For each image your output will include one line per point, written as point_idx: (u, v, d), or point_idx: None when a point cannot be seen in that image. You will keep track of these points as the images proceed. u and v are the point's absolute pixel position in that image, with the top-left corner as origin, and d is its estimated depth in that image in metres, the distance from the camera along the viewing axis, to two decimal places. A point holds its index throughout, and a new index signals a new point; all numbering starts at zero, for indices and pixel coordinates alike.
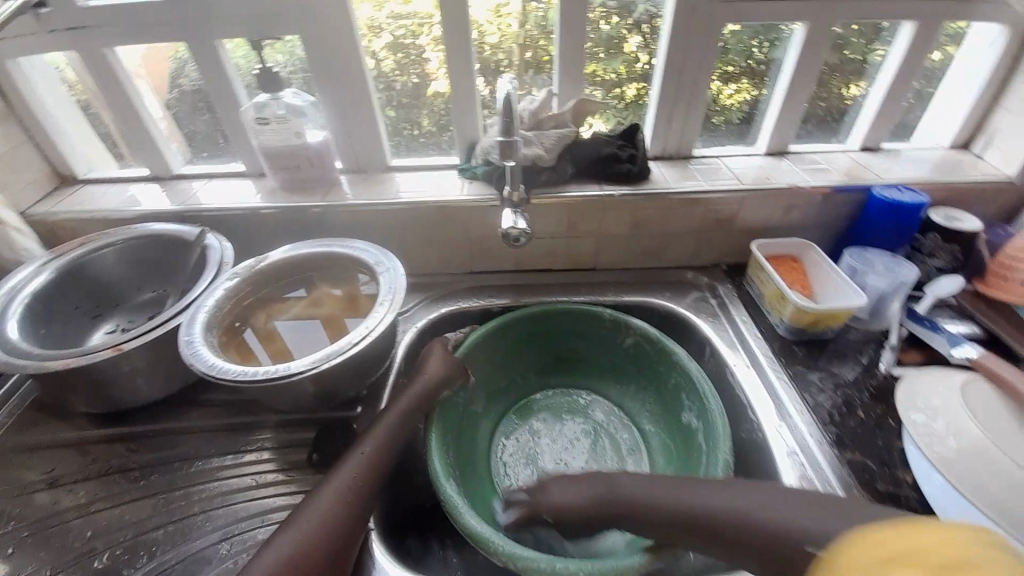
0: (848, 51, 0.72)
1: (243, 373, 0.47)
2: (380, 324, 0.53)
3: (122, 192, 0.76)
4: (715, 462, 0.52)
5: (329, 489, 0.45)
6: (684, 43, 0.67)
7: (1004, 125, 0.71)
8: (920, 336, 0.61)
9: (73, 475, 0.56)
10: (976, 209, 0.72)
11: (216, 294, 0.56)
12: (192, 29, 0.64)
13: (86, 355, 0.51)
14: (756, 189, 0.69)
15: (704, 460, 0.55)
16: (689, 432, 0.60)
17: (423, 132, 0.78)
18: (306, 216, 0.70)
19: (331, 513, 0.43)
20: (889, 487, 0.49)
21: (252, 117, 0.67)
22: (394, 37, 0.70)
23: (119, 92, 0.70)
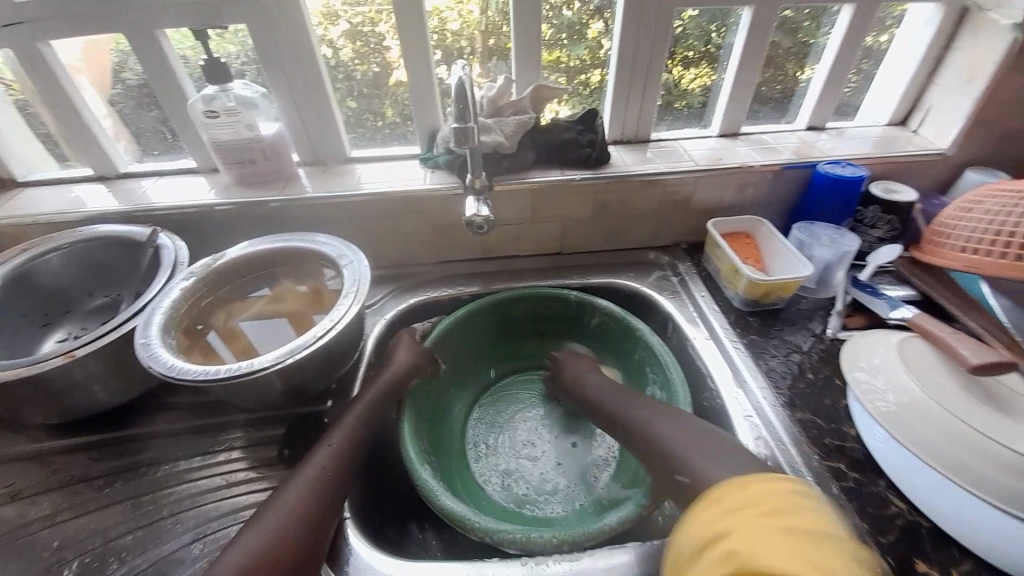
0: (800, 35, 0.74)
1: (204, 373, 0.46)
2: (345, 316, 0.53)
3: (66, 194, 0.72)
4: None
5: (304, 480, 0.45)
6: (641, 27, 0.68)
7: (938, 101, 0.76)
8: (864, 302, 0.65)
9: (34, 487, 0.54)
10: (913, 181, 0.77)
11: (172, 295, 0.55)
12: (132, 20, 0.61)
13: (36, 363, 0.49)
14: (710, 170, 0.71)
15: None
16: None
17: (386, 122, 0.77)
18: (266, 211, 0.69)
19: (307, 501, 0.44)
20: (835, 441, 0.53)
21: (202, 111, 0.65)
22: (352, 25, 0.68)
23: (57, 89, 0.66)
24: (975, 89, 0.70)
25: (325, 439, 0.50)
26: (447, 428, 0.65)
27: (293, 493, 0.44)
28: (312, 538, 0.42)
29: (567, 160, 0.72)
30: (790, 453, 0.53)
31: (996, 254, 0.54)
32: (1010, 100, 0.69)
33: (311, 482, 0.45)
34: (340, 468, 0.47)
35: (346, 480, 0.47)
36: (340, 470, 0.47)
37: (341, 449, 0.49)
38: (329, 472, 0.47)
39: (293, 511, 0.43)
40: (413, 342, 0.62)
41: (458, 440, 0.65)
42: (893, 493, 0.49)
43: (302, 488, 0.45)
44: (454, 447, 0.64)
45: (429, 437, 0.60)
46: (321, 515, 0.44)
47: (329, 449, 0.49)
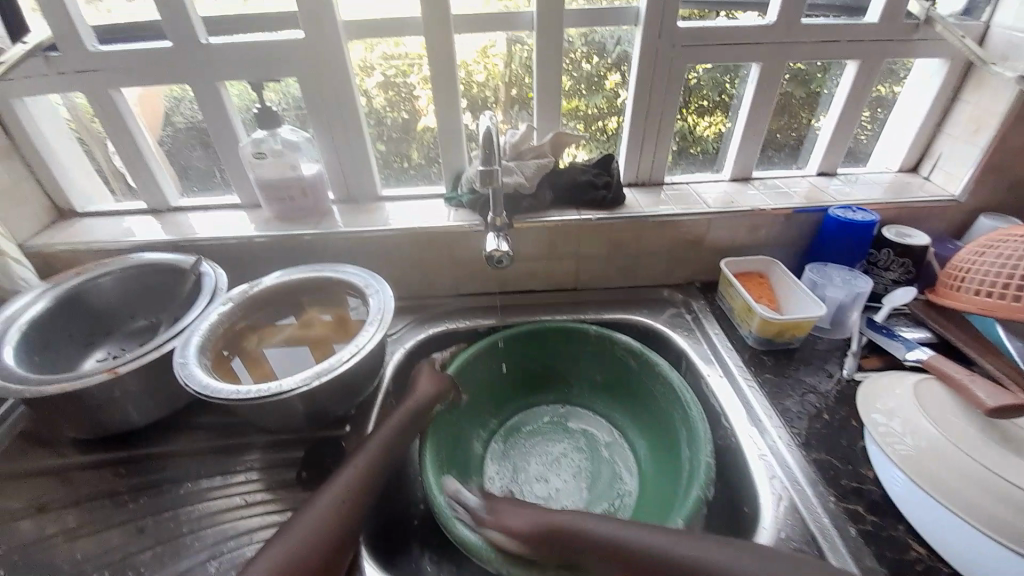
0: (813, 86, 0.79)
1: (234, 393, 0.49)
2: (370, 341, 0.56)
3: (119, 224, 0.79)
4: (698, 468, 0.55)
5: (316, 511, 0.46)
6: (654, 81, 0.73)
7: (946, 150, 0.78)
8: (880, 344, 0.65)
9: (60, 501, 0.57)
10: (927, 226, 0.78)
11: (209, 319, 0.58)
12: (198, 74, 0.69)
13: (80, 378, 0.52)
14: (722, 212, 0.74)
15: (688, 459, 0.58)
16: (674, 441, 0.62)
17: (412, 164, 0.83)
18: (299, 242, 0.74)
19: (316, 534, 0.44)
20: (853, 482, 0.52)
21: (251, 152, 0.72)
22: (386, 76, 0.75)
23: (121, 131, 0.74)
24: (983, 139, 0.72)
25: (347, 464, 0.51)
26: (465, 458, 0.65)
27: (311, 519, 0.45)
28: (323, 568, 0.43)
29: (583, 202, 0.75)
30: (807, 494, 0.52)
31: (1010, 297, 0.54)
32: (1019, 151, 0.71)
33: (321, 515, 0.46)
34: (356, 495, 0.48)
35: (357, 512, 0.47)
36: (354, 500, 0.48)
37: (354, 479, 0.49)
38: (347, 498, 0.48)
39: (308, 535, 0.44)
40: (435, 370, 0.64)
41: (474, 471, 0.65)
42: (913, 539, 0.47)
43: (311, 523, 0.45)
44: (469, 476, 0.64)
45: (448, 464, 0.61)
46: (335, 543, 0.45)
47: (348, 476, 0.50)
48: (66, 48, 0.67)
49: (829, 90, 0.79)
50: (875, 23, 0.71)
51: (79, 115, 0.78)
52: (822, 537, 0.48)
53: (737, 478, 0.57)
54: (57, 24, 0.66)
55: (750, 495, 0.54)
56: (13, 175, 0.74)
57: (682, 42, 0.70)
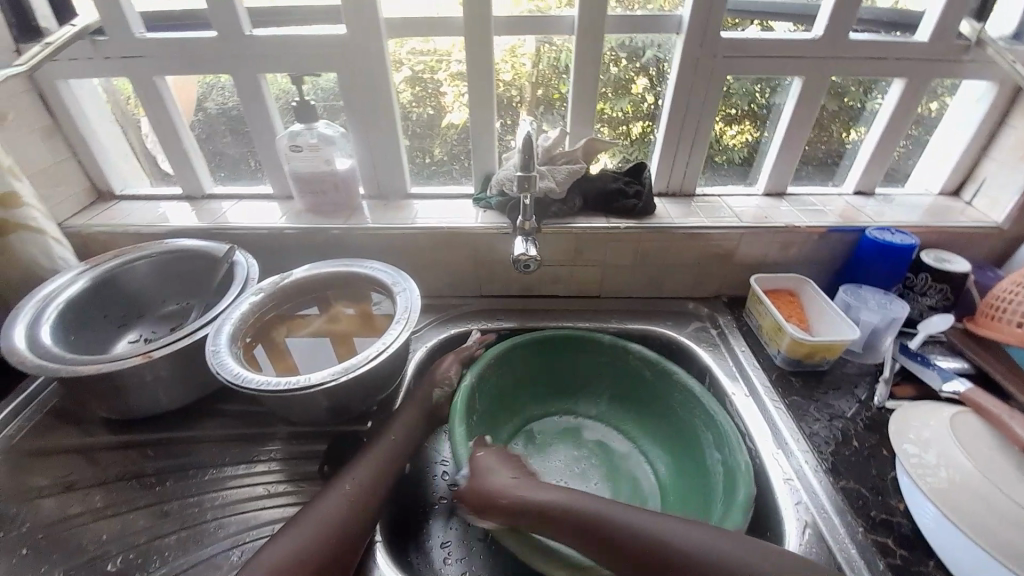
0: (847, 99, 0.77)
1: (264, 383, 0.50)
2: (397, 340, 0.56)
3: (155, 209, 0.81)
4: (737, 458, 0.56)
5: (325, 508, 0.47)
6: (691, 90, 0.72)
7: (991, 175, 0.76)
8: (914, 371, 0.63)
9: (89, 480, 0.58)
10: (966, 252, 0.75)
11: (240, 309, 0.59)
12: (239, 65, 0.70)
13: (116, 360, 0.53)
14: (754, 227, 0.73)
15: (718, 456, 0.59)
16: (696, 443, 0.63)
17: (434, 160, 0.83)
18: (327, 236, 0.74)
19: (323, 530, 0.45)
20: (881, 514, 0.51)
21: (287, 145, 0.73)
22: (414, 71, 0.74)
23: (160, 117, 0.75)
24: None
25: (358, 462, 0.52)
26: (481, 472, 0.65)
27: (319, 514, 0.46)
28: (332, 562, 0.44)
29: (612, 209, 0.75)
30: (833, 523, 0.51)
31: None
32: None
33: (329, 513, 0.46)
34: (365, 494, 0.49)
35: (364, 511, 0.48)
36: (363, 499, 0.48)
37: (364, 479, 0.50)
38: (356, 496, 0.48)
39: (317, 524, 0.45)
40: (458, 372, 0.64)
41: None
42: None
43: (319, 519, 0.46)
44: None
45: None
46: (345, 536, 0.45)
47: (359, 471, 0.51)
48: (113, 33, 0.69)
49: (877, 104, 0.76)
50: (923, 42, 0.69)
51: (117, 95, 0.78)
52: (850, 570, 0.47)
53: (760, 501, 0.56)
54: (106, 10, 0.67)
55: (774, 520, 0.53)
56: (56, 155, 0.76)
57: (722, 53, 0.69)
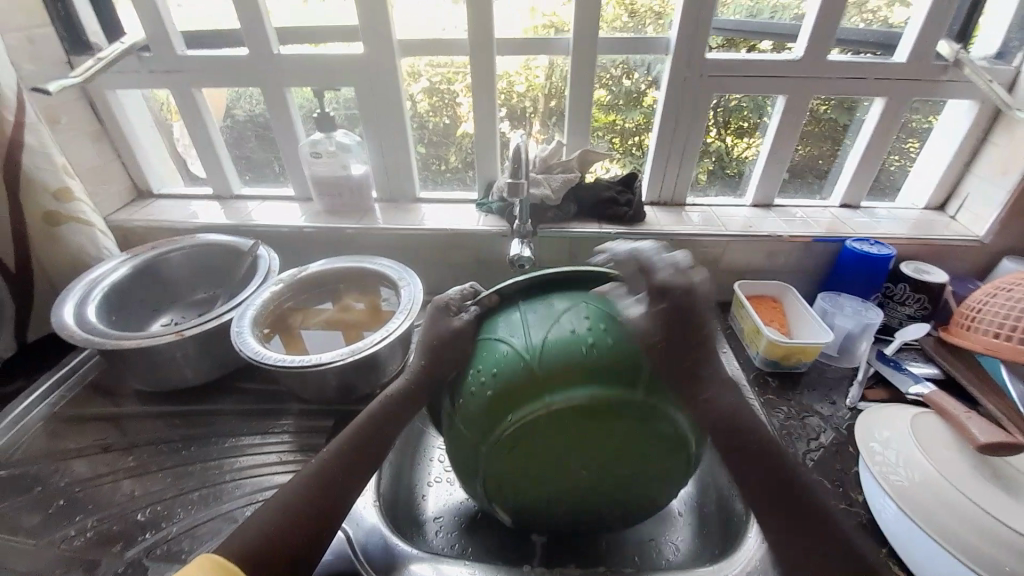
0: (860, 114, 0.80)
1: (280, 361, 0.56)
2: (399, 328, 0.61)
3: (187, 207, 0.88)
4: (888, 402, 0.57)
5: (280, 492, 0.44)
6: (680, 107, 0.77)
7: (973, 190, 0.78)
8: (886, 374, 0.67)
9: (122, 443, 0.65)
10: (948, 264, 0.78)
11: (261, 297, 0.66)
12: (267, 79, 0.78)
13: (151, 337, 0.60)
14: (739, 236, 0.77)
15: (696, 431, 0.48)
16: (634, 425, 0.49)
17: (449, 167, 0.89)
18: (342, 235, 0.81)
19: (276, 513, 0.43)
20: (841, 505, 0.55)
21: (307, 151, 0.80)
22: (432, 83, 0.81)
23: (195, 122, 0.83)
24: (1011, 181, 0.72)
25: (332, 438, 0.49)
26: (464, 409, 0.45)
27: (275, 498, 0.44)
28: (295, 542, 0.42)
29: (605, 216, 0.80)
30: None
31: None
32: None
33: (288, 498, 0.44)
34: (322, 478, 0.45)
35: (322, 494, 0.45)
36: (321, 483, 0.45)
37: (326, 462, 0.47)
38: (314, 478, 0.45)
39: (273, 512, 0.43)
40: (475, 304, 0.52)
41: (484, 418, 0.42)
42: (895, 564, 0.50)
43: (277, 502, 0.44)
44: (509, 400, 0.41)
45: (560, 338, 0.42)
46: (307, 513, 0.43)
47: (332, 447, 0.48)
48: (157, 49, 0.77)
49: (862, 110, 0.79)
50: (902, 63, 0.73)
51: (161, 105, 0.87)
52: None
53: (729, 489, 0.60)
54: (153, 30, 0.76)
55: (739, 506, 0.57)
56: (103, 157, 0.84)
57: (709, 73, 0.74)
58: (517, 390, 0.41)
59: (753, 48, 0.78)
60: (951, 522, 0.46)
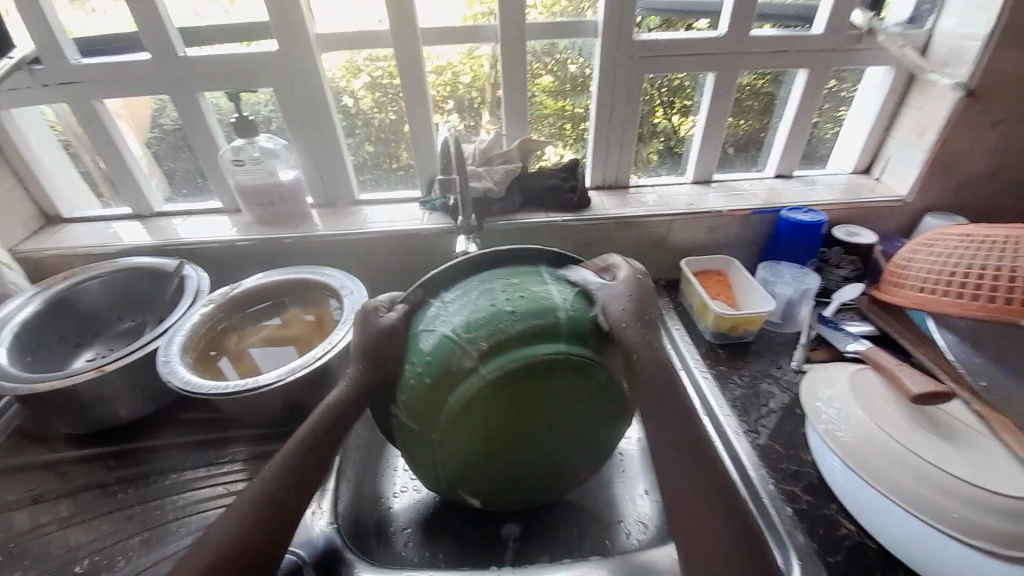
0: (782, 77, 0.81)
1: (214, 388, 0.52)
2: (343, 339, 0.58)
3: (105, 230, 0.82)
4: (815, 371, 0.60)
5: (230, 510, 0.43)
6: (615, 89, 0.77)
7: (894, 153, 0.82)
8: (826, 335, 0.70)
9: (54, 491, 0.60)
10: (877, 224, 0.82)
11: (192, 320, 0.62)
12: (178, 87, 0.72)
13: (69, 376, 0.55)
14: (682, 214, 0.78)
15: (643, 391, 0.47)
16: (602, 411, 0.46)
17: (401, 165, 0.86)
18: (279, 246, 0.77)
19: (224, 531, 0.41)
20: (792, 465, 0.57)
21: (230, 159, 0.75)
22: (373, 78, 0.77)
23: (105, 138, 0.76)
24: (927, 142, 0.77)
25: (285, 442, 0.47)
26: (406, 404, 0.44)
27: (225, 516, 0.42)
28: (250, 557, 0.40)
29: (551, 205, 0.80)
30: (749, 474, 0.56)
31: (952, 294, 0.57)
32: (961, 152, 0.76)
33: (237, 517, 0.42)
34: (270, 491, 0.43)
35: (270, 506, 0.43)
36: (270, 497, 0.43)
37: (273, 475, 0.44)
38: (262, 496, 0.43)
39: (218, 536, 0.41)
40: (400, 301, 0.51)
41: (426, 402, 0.43)
42: (844, 518, 0.52)
43: (224, 525, 0.42)
44: (445, 382, 0.42)
45: (482, 315, 0.43)
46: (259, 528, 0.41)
47: (281, 455, 0.46)
48: (48, 60, 0.70)
49: (788, 79, 0.81)
50: (820, 34, 0.75)
51: (65, 120, 0.80)
52: (759, 514, 0.53)
53: None
54: (42, 40, 0.69)
55: None
56: (2, 184, 0.77)
57: (638, 55, 0.74)
58: (453, 361, 0.42)
59: (690, 27, 0.78)
60: (893, 469, 0.49)
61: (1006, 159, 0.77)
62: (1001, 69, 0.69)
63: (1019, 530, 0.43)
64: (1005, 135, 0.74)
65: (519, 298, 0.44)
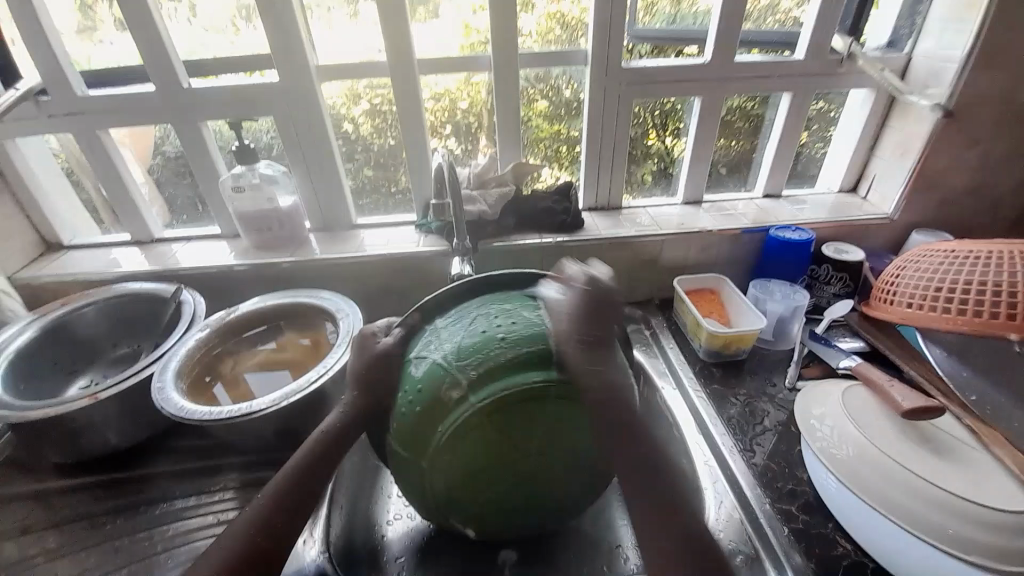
0: (768, 99, 0.84)
1: (208, 414, 0.52)
2: (337, 362, 0.59)
3: (104, 256, 0.83)
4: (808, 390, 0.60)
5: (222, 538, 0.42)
6: (606, 113, 0.79)
7: (878, 172, 0.85)
8: (818, 352, 0.71)
9: (43, 522, 0.59)
10: (865, 242, 0.84)
11: (187, 345, 0.62)
12: (181, 117, 0.75)
13: (64, 404, 0.56)
14: (673, 234, 0.80)
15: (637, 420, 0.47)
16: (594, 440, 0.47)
17: (399, 189, 0.87)
18: (277, 269, 0.78)
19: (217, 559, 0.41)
20: (788, 485, 0.57)
21: (229, 186, 0.76)
22: (372, 105, 0.79)
23: (109, 167, 0.78)
24: (909, 161, 0.79)
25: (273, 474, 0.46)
26: (401, 432, 0.44)
27: (217, 544, 0.42)
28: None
29: (544, 226, 0.81)
30: (744, 494, 0.56)
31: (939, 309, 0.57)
32: (943, 171, 0.78)
33: (230, 544, 0.42)
34: (263, 519, 0.43)
35: (262, 534, 0.42)
36: (263, 524, 0.43)
37: (266, 502, 0.44)
38: (254, 523, 0.43)
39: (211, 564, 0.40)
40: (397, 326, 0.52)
41: (420, 430, 0.43)
42: (841, 535, 0.52)
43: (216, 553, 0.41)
44: (436, 409, 0.42)
45: (472, 341, 0.44)
46: (242, 567, 0.40)
47: (275, 482, 0.46)
48: (56, 93, 0.72)
49: (774, 102, 0.84)
50: (801, 60, 0.78)
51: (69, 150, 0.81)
52: (756, 535, 0.52)
53: None
54: (50, 74, 0.71)
55: None
56: (4, 213, 0.78)
57: (628, 81, 0.77)
58: (447, 389, 0.42)
59: (680, 52, 0.81)
60: (888, 486, 0.49)
61: (988, 177, 0.79)
62: (976, 91, 0.72)
63: (1017, 547, 0.43)
64: (985, 154, 0.77)
65: (514, 326, 0.45)
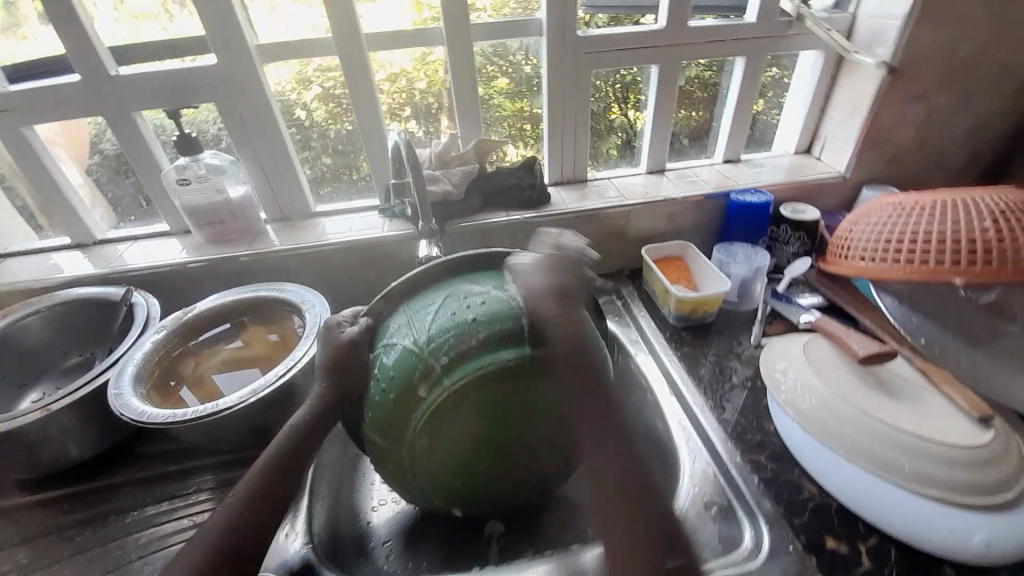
0: (717, 68, 0.85)
1: (172, 416, 0.50)
2: (306, 354, 0.57)
3: (44, 262, 0.77)
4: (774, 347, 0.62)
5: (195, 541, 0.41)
6: (565, 86, 0.78)
7: (830, 132, 0.87)
8: (781, 310, 0.73)
9: (9, 539, 0.56)
10: (820, 201, 0.86)
11: (143, 348, 0.59)
12: (113, 106, 0.69)
13: (14, 419, 0.53)
14: (638, 204, 0.80)
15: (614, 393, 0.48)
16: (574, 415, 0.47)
17: (361, 175, 0.84)
18: (235, 264, 0.75)
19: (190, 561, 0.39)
20: (757, 436, 0.59)
21: (174, 179, 0.72)
22: (324, 88, 0.76)
23: (39, 167, 0.72)
24: (858, 120, 0.81)
25: (248, 468, 0.45)
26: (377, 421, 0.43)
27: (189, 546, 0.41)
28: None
29: (511, 203, 0.80)
30: (716, 448, 0.58)
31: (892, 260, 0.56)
32: (889, 128, 0.81)
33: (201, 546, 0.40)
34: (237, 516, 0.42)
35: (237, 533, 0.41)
36: (237, 523, 0.42)
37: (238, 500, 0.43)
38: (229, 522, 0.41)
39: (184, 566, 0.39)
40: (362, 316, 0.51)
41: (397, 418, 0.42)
42: (807, 480, 0.54)
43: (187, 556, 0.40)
44: (411, 396, 0.42)
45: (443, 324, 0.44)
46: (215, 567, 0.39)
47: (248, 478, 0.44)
48: None
49: (727, 69, 0.85)
50: (753, 23, 0.79)
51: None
52: (729, 488, 0.55)
53: (661, 444, 0.63)
54: None
55: (670, 455, 0.61)
56: None
57: (585, 51, 0.76)
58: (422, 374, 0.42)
59: (637, 21, 0.80)
60: (848, 429, 0.52)
61: (930, 133, 0.82)
62: (917, 48, 0.74)
63: (960, 476, 0.47)
64: (926, 110, 0.80)
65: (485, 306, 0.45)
